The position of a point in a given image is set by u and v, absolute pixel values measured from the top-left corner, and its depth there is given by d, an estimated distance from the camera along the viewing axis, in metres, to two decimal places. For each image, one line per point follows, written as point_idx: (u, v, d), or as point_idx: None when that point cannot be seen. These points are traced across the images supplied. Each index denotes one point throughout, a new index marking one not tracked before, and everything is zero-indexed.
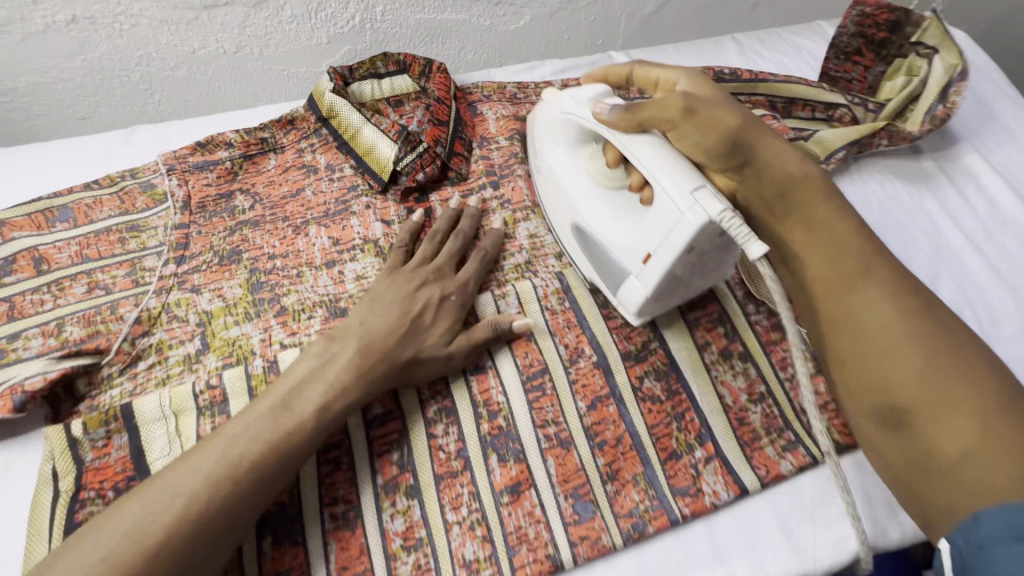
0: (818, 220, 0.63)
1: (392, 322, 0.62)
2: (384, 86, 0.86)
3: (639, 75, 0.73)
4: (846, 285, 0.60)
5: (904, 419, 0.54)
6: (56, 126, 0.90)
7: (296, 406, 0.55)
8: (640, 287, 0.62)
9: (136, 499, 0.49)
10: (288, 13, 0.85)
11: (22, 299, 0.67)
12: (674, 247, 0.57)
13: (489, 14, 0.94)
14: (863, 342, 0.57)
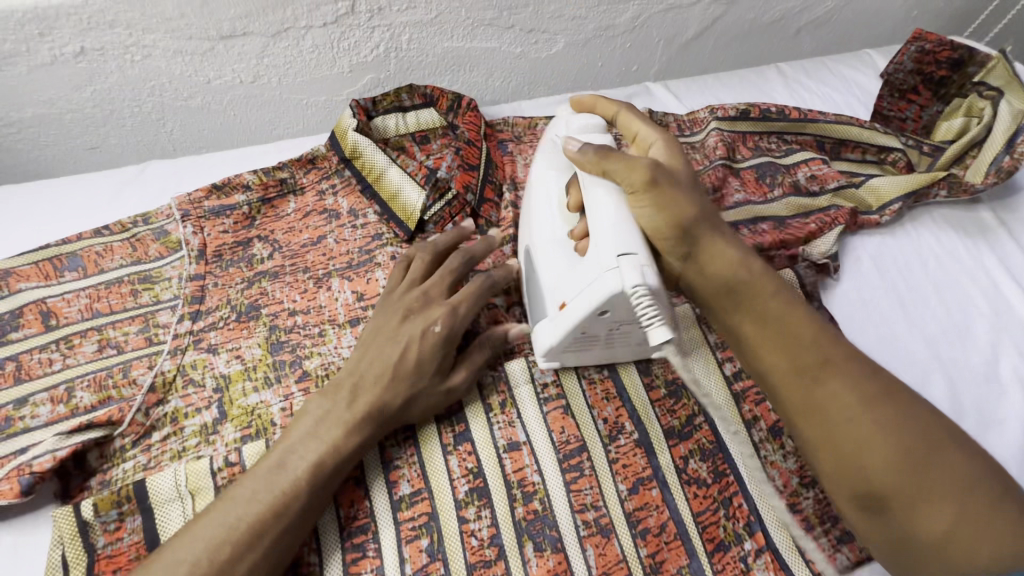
0: (772, 301, 0.53)
1: (380, 364, 0.58)
2: (409, 120, 0.81)
3: (623, 121, 0.64)
4: (809, 370, 0.51)
5: (884, 508, 0.47)
6: (64, 156, 0.86)
7: (290, 461, 0.53)
8: (551, 333, 0.58)
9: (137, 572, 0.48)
10: (310, 42, 0.79)
11: (29, 359, 0.63)
12: (586, 303, 0.53)
13: (521, 42, 0.88)
14: (835, 435, 0.49)
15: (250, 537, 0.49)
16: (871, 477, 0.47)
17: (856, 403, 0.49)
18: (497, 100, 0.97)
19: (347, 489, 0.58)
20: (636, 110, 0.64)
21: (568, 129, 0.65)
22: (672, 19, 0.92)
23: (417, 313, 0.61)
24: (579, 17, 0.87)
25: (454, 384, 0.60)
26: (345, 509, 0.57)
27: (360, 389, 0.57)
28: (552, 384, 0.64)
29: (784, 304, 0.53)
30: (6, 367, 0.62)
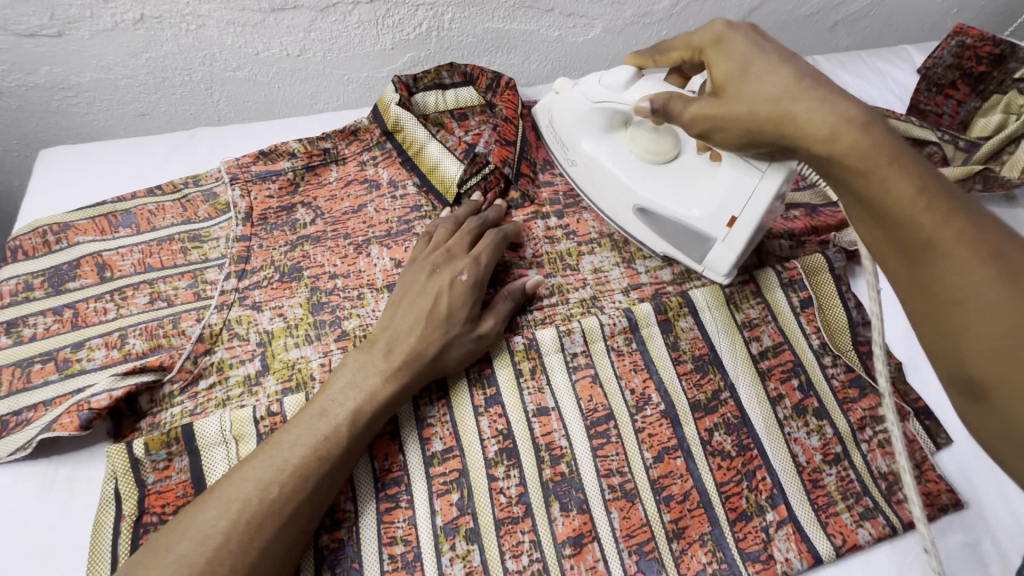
0: (871, 176, 0.41)
1: (419, 314, 0.61)
2: (448, 97, 0.83)
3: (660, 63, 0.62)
4: (909, 253, 0.40)
5: (988, 400, 0.37)
6: (116, 122, 0.89)
7: (334, 410, 0.55)
8: (729, 250, 0.64)
9: (179, 517, 0.49)
10: (355, 18, 0.81)
11: (85, 307, 0.67)
12: (761, 205, 0.60)
13: (560, 25, 0.90)
14: (936, 315, 0.39)
15: (297, 478, 0.51)
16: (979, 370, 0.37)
17: (979, 280, 0.37)
18: (532, 83, 0.99)
19: (382, 443, 0.60)
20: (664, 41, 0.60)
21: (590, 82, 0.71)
22: (710, 7, 0.93)
23: (440, 264, 0.65)
24: (619, 2, 0.88)
25: (487, 330, 0.63)
26: (379, 462, 0.59)
27: (396, 341, 0.60)
28: (581, 353, 0.66)
29: (878, 164, 0.41)
30: (65, 314, 0.66)
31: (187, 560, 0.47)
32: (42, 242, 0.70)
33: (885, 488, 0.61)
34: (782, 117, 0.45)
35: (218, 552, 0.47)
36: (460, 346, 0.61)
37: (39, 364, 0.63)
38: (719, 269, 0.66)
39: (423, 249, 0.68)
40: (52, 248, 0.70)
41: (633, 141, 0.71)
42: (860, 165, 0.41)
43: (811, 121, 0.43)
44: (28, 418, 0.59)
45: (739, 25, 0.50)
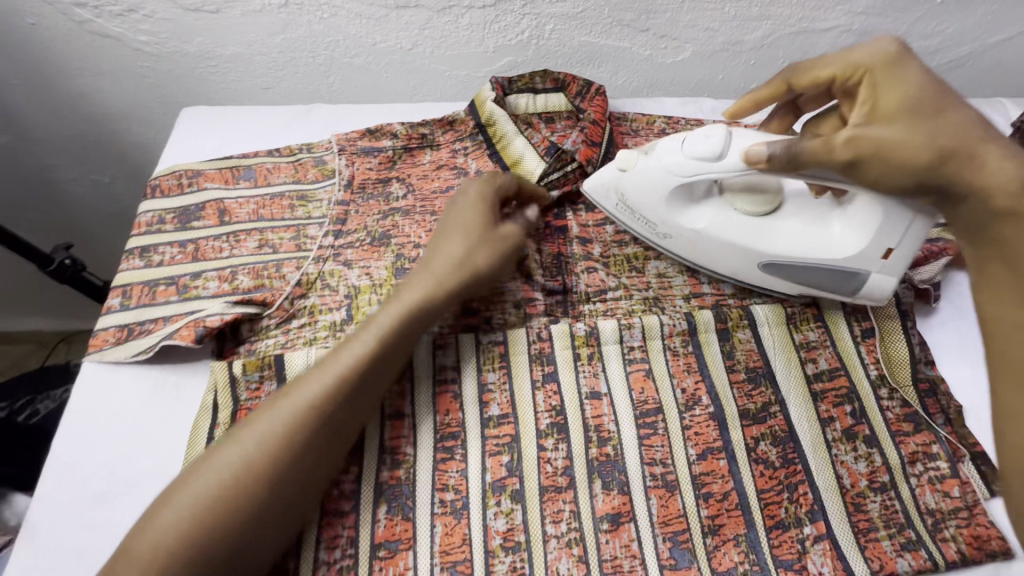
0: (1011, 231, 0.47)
1: (449, 245, 0.67)
2: (538, 100, 0.89)
3: (802, 83, 0.63)
4: (1020, 315, 0.46)
5: None
6: (244, 92, 1.01)
7: (381, 315, 0.61)
8: (885, 279, 0.66)
9: (245, 420, 0.56)
10: (467, 21, 0.90)
11: (205, 244, 0.76)
12: (918, 236, 0.61)
13: (652, 44, 0.95)
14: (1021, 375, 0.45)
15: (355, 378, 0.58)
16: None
17: None
18: (617, 97, 1.04)
19: (445, 398, 0.66)
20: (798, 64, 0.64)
21: (675, 149, 0.66)
22: (802, 42, 0.96)
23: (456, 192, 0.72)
24: (712, 28, 0.93)
25: (506, 228, 0.70)
26: (440, 415, 0.65)
27: (442, 257, 0.66)
28: (638, 347, 0.69)
29: None
30: (188, 248, 0.76)
31: (267, 441, 0.53)
32: (177, 184, 0.81)
33: (930, 523, 0.60)
34: (955, 156, 0.48)
35: (290, 436, 0.54)
36: (485, 240, 0.67)
37: (163, 285, 0.72)
38: (876, 294, 0.68)
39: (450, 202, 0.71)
40: (184, 190, 0.80)
41: (739, 201, 0.70)
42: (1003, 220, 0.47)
43: (1005, 177, 0.47)
44: (149, 329, 0.68)
45: (908, 51, 0.54)
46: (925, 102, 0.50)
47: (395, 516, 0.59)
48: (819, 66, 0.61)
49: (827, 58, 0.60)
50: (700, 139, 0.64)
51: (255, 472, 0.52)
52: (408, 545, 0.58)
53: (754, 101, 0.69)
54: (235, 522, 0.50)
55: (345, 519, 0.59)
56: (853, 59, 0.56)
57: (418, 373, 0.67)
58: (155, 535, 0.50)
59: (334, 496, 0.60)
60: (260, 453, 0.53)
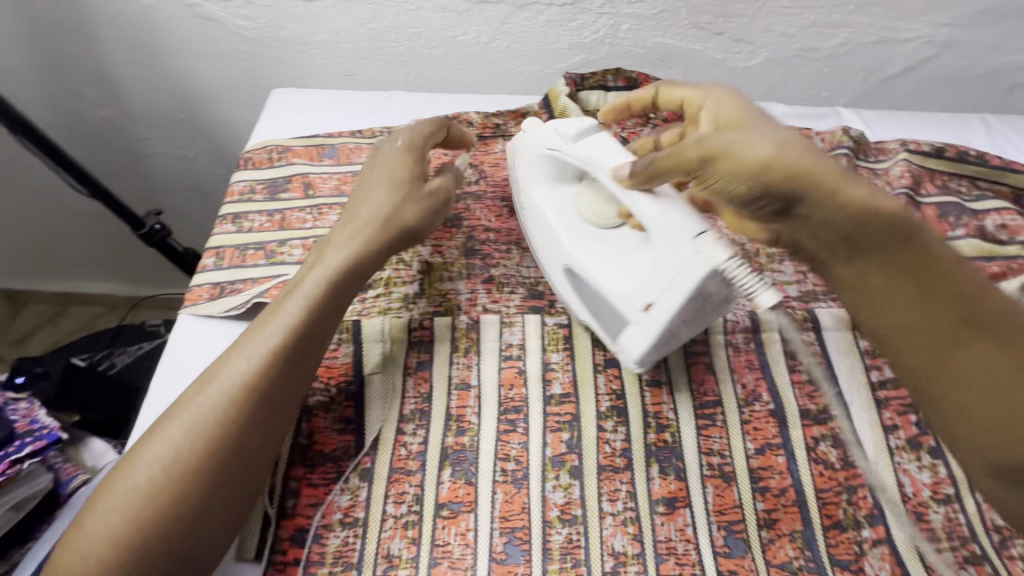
0: (930, 265, 0.47)
1: (375, 202, 0.67)
2: (610, 97, 0.91)
3: (665, 96, 0.71)
4: (946, 333, 0.48)
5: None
6: (326, 78, 1.06)
7: (308, 281, 0.63)
8: (639, 336, 0.61)
9: (243, 332, 0.60)
10: (545, 18, 0.93)
11: (291, 214, 0.81)
12: (681, 290, 0.56)
13: (725, 49, 0.96)
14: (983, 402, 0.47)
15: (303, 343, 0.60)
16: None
17: None
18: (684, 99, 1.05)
19: (509, 373, 0.68)
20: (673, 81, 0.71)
21: (560, 144, 0.67)
22: (880, 52, 0.95)
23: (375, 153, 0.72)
24: (788, 35, 0.93)
25: (436, 186, 0.71)
26: (504, 389, 0.67)
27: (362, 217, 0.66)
28: (699, 341, 0.71)
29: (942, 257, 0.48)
30: (275, 217, 0.81)
31: (206, 416, 0.54)
32: (267, 158, 0.87)
33: (995, 539, 0.60)
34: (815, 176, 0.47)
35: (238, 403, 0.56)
36: (409, 201, 0.68)
37: (252, 250, 0.78)
38: (631, 355, 0.64)
39: (366, 166, 0.72)
40: (273, 164, 0.86)
41: (580, 199, 0.69)
42: (905, 243, 0.47)
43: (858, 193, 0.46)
44: (239, 288, 0.74)
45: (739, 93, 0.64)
46: (723, 137, 0.51)
47: (458, 479, 0.62)
48: (677, 87, 0.70)
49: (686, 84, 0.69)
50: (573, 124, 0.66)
51: (276, 364, 0.58)
52: (470, 508, 0.60)
53: (628, 107, 0.76)
54: (258, 409, 0.56)
55: (412, 478, 0.62)
56: (704, 93, 0.66)
57: (484, 348, 0.70)
58: (189, 429, 0.54)
59: (402, 456, 0.63)
60: (203, 424, 0.54)
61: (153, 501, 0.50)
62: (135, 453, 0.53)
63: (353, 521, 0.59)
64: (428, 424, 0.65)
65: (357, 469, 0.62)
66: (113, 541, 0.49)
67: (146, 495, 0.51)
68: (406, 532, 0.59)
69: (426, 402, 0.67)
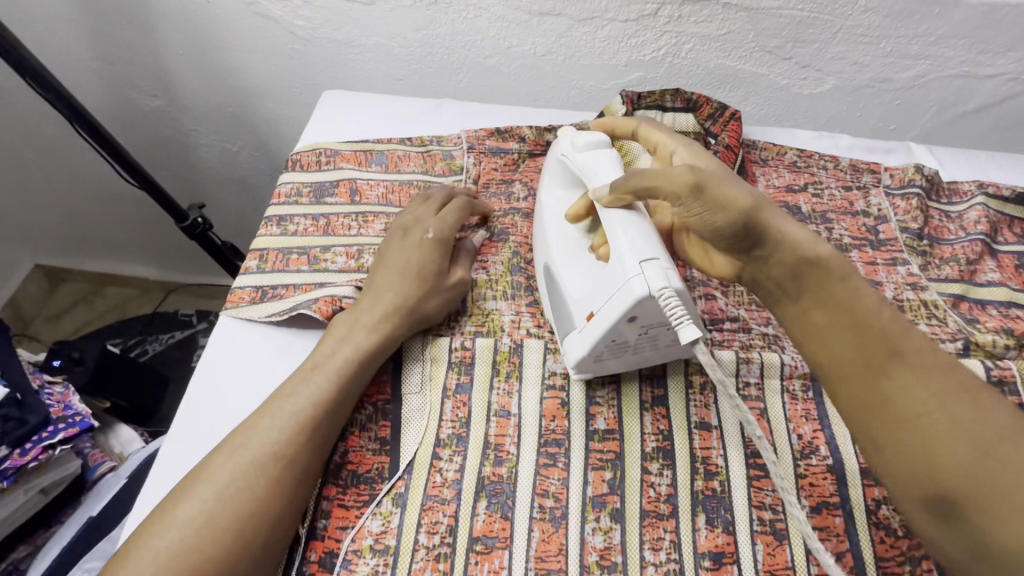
0: (848, 299, 0.51)
1: (393, 290, 0.67)
2: (666, 118, 0.88)
3: (643, 134, 0.71)
4: (877, 365, 0.49)
5: (952, 513, 0.44)
6: (376, 81, 1.05)
7: (323, 368, 0.62)
8: (580, 343, 0.62)
9: (304, 364, 0.63)
10: (605, 33, 0.90)
11: (336, 220, 0.80)
12: (615, 310, 0.57)
13: (791, 74, 0.92)
14: (905, 428, 0.46)
15: (327, 411, 0.60)
16: (1006, 493, 0.41)
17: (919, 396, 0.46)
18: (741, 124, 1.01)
19: (551, 404, 0.66)
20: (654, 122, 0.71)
21: (570, 148, 0.69)
22: (958, 86, 0.90)
23: (410, 229, 0.73)
24: (861, 63, 0.89)
25: (455, 279, 0.71)
26: (545, 420, 0.65)
27: (381, 295, 0.67)
28: (753, 385, 0.67)
29: (854, 291, 0.51)
30: (320, 221, 0.80)
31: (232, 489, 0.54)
32: (316, 161, 0.86)
33: None
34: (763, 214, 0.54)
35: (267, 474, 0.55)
36: (427, 294, 0.68)
37: (296, 255, 0.77)
38: (573, 358, 0.63)
39: (393, 240, 0.72)
40: (322, 167, 0.85)
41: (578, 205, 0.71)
42: (836, 282, 0.52)
43: (740, 200, 0.54)
44: (280, 294, 0.73)
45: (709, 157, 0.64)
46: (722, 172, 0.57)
47: (494, 512, 0.59)
48: (655, 130, 0.70)
49: (664, 130, 0.69)
50: (590, 140, 0.69)
51: (339, 393, 0.61)
52: (505, 545, 0.58)
53: (611, 132, 0.75)
54: (287, 479, 0.56)
55: (446, 508, 0.59)
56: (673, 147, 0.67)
57: (527, 375, 0.67)
58: (255, 450, 0.56)
59: (436, 483, 0.61)
60: (228, 500, 0.54)
61: (217, 517, 0.53)
62: (202, 471, 0.56)
63: (384, 549, 0.57)
64: (465, 451, 0.63)
65: (390, 493, 0.60)
66: (179, 550, 0.51)
67: (214, 509, 0.53)
68: (437, 565, 0.56)
69: (464, 427, 0.64)
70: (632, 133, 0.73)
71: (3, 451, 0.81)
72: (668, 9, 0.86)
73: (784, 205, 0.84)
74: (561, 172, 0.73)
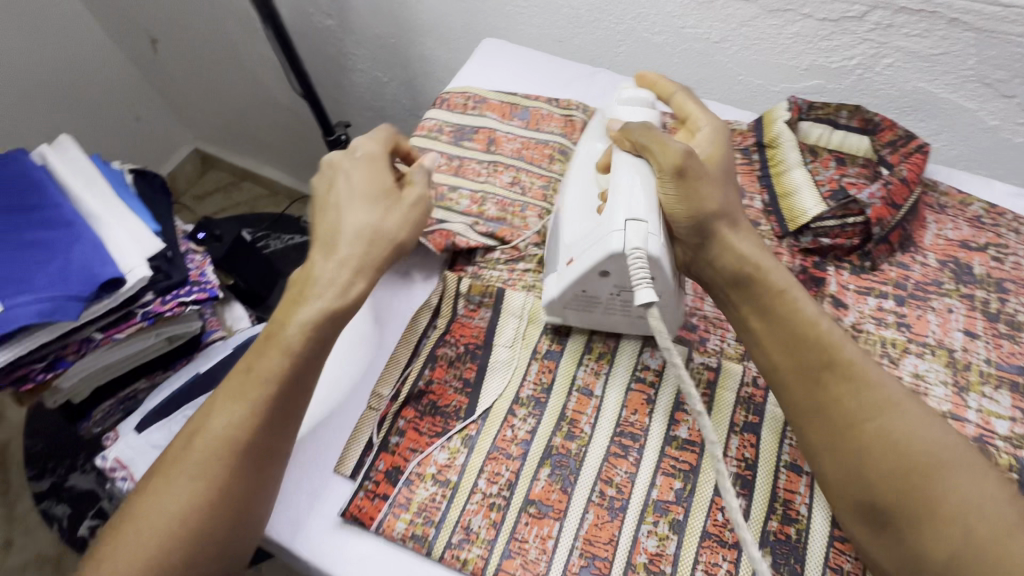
0: (784, 309, 0.58)
1: (350, 222, 0.63)
2: (835, 136, 0.79)
3: (678, 102, 0.72)
4: (814, 375, 0.55)
5: (884, 521, 0.50)
6: (535, 38, 1.04)
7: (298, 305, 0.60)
8: (555, 284, 0.63)
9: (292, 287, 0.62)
10: (794, 29, 0.82)
11: (468, 163, 0.82)
12: (590, 258, 0.58)
13: (1006, 115, 0.79)
14: (841, 442, 0.52)
15: None
16: (927, 499, 0.48)
17: (855, 406, 0.53)
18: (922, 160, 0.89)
19: (635, 397, 0.64)
20: (691, 94, 0.72)
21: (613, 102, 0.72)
22: None
23: (328, 170, 0.66)
24: None
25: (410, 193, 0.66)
26: (626, 411, 0.63)
27: (334, 233, 0.63)
28: None
29: (793, 302, 0.58)
30: (453, 161, 0.82)
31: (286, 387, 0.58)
32: (464, 103, 0.88)
33: None
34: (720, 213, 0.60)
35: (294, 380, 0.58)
36: (371, 211, 0.63)
37: None
38: (547, 304, 0.65)
39: (318, 193, 0.67)
40: (468, 110, 0.87)
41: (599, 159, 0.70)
42: (780, 293, 0.58)
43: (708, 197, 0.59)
44: None
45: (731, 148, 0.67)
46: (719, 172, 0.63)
47: (554, 482, 0.59)
48: (690, 103, 0.71)
49: (701, 105, 0.71)
50: (637, 98, 0.71)
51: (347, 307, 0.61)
52: (558, 515, 0.58)
53: (651, 89, 0.74)
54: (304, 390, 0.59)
55: (510, 463, 0.60)
56: (701, 121, 0.69)
57: (618, 361, 0.66)
58: None
59: (506, 437, 0.62)
60: None
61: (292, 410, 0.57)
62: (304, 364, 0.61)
63: (445, 481, 0.60)
64: (540, 415, 0.63)
65: (461, 432, 0.62)
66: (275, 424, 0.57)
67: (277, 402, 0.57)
68: (489, 513, 0.58)
69: (544, 392, 0.64)
70: (669, 97, 0.73)
71: (150, 295, 0.94)
72: (877, 14, 0.76)
73: (953, 261, 0.73)
74: (599, 127, 0.73)
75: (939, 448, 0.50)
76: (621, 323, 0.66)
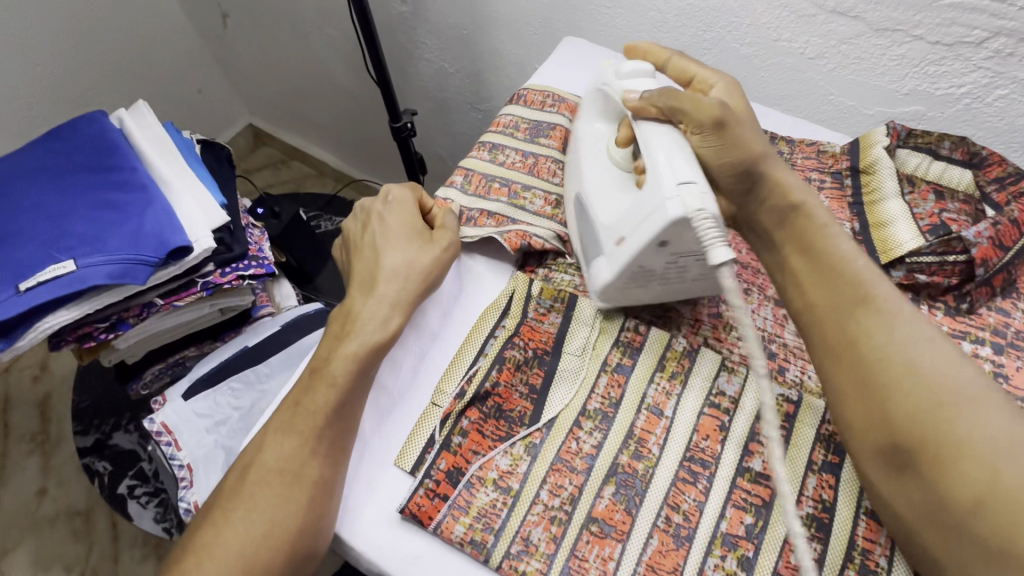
0: (823, 248, 0.57)
1: (386, 262, 0.67)
2: (934, 167, 0.74)
3: (677, 66, 0.72)
4: (845, 312, 0.53)
5: (906, 461, 0.48)
6: (614, 40, 1.02)
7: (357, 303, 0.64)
8: (608, 266, 0.62)
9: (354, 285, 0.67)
10: (901, 51, 0.78)
11: (543, 162, 0.80)
12: (647, 234, 0.56)
13: None
14: (862, 378, 0.51)
15: None
16: (953, 438, 0.46)
17: (879, 343, 0.51)
18: None
19: (707, 423, 0.61)
20: (685, 56, 0.73)
21: (612, 78, 0.69)
22: None
23: (363, 216, 0.72)
24: None
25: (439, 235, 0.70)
26: (697, 436, 0.60)
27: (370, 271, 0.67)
28: None
29: (831, 242, 0.57)
30: (529, 158, 0.80)
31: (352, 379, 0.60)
32: (542, 101, 0.86)
33: None
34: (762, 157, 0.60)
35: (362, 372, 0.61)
36: (404, 256, 0.67)
37: (498, 183, 0.78)
38: (597, 281, 0.64)
39: (352, 236, 0.72)
40: (545, 108, 0.85)
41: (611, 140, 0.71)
42: (820, 232, 0.58)
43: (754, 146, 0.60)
44: (474, 216, 0.75)
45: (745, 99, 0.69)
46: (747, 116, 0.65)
47: (619, 502, 0.57)
48: (691, 66, 0.72)
49: (702, 66, 0.72)
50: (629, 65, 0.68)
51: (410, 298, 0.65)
52: (621, 537, 0.56)
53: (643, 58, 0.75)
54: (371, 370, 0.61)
55: (574, 476, 0.58)
56: (711, 82, 0.70)
57: (692, 383, 0.63)
58: None
59: (571, 450, 0.60)
60: None
61: None
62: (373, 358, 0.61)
63: (506, 488, 0.58)
64: (607, 431, 0.61)
65: (525, 440, 0.60)
66: None
67: None
68: (550, 526, 0.56)
69: (613, 407, 0.62)
70: (663, 65, 0.73)
71: (210, 267, 0.94)
72: (997, 42, 0.72)
73: None
74: (598, 104, 0.73)
75: (967, 385, 0.47)
76: (672, 293, 0.65)
